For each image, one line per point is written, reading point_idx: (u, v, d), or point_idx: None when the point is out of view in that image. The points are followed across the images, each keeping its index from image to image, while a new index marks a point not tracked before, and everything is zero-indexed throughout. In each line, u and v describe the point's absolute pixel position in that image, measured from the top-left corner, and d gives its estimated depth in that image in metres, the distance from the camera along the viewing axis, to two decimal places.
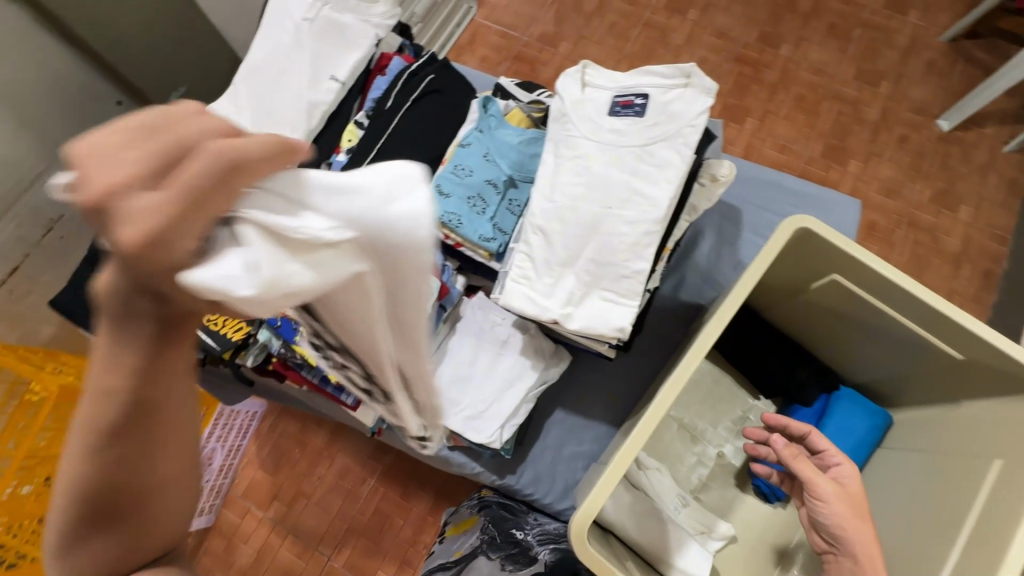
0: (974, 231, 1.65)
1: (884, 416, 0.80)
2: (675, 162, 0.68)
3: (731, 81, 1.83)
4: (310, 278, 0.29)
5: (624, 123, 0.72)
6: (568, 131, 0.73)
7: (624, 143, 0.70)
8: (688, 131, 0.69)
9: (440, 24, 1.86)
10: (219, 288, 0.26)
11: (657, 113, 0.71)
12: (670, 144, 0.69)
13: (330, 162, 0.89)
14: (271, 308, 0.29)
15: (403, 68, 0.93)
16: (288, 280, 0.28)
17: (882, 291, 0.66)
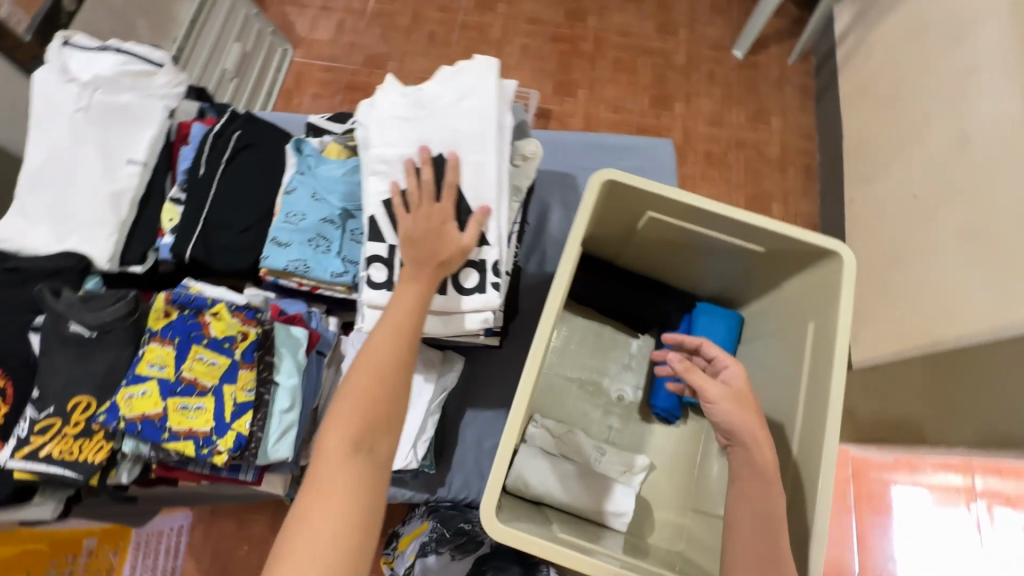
0: (787, 136, 1.90)
1: (735, 313, 0.91)
2: (480, 126, 0.71)
3: (555, 60, 1.95)
4: (457, 69, 0.74)
5: (423, 104, 0.73)
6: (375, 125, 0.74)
7: (431, 122, 0.72)
8: (481, 92, 0.72)
9: (258, 72, 1.82)
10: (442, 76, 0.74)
11: (450, 87, 0.73)
12: (472, 110, 0.72)
13: (157, 247, 0.84)
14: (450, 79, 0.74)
15: (206, 131, 0.90)
16: (452, 71, 0.74)
17: (687, 215, 0.75)
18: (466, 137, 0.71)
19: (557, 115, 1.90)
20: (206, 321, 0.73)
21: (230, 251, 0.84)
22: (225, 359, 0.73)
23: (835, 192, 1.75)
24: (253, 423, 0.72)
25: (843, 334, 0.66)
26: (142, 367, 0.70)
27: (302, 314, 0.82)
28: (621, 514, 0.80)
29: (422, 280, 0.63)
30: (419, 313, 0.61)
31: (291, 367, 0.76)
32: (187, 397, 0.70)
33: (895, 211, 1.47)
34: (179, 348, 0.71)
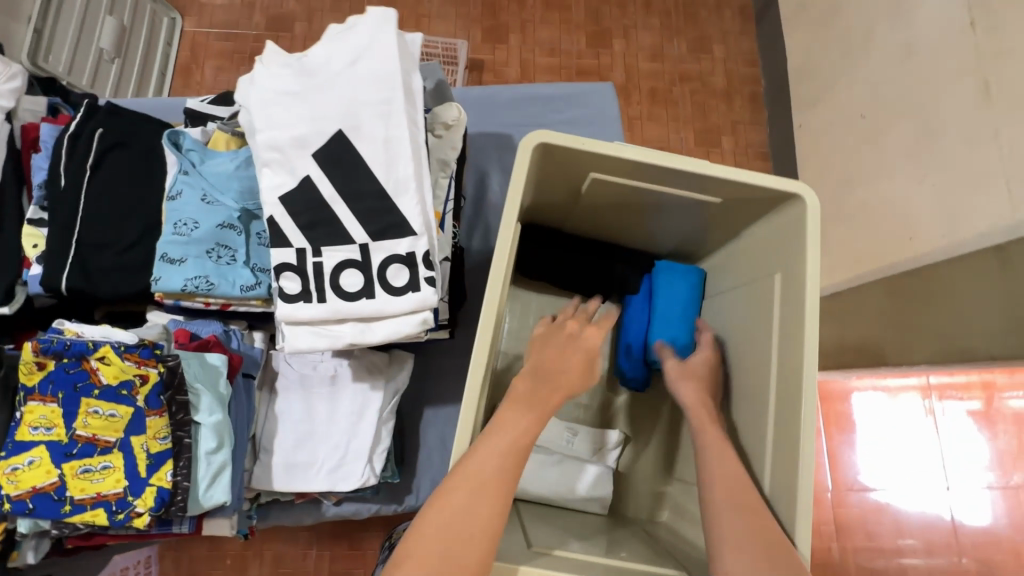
0: (731, 64, 1.81)
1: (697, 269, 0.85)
2: (386, 95, 0.60)
3: (479, 3, 1.78)
4: (349, 27, 0.61)
5: (315, 74, 0.61)
6: (259, 105, 0.61)
7: (325, 96, 0.60)
8: (382, 52, 0.60)
9: (143, 50, 1.58)
10: (332, 36, 0.61)
11: (344, 50, 0.61)
12: (373, 75, 0.60)
13: (25, 280, 0.71)
14: (342, 39, 0.61)
15: (59, 132, 0.74)
16: (343, 28, 0.61)
17: (634, 171, 0.66)
18: (369, 111, 0.60)
19: (490, 65, 1.74)
20: (92, 368, 0.60)
21: (116, 275, 0.72)
22: (127, 408, 0.61)
23: (783, 119, 1.70)
24: (176, 473, 0.63)
25: (812, 284, 0.61)
26: (25, 432, 0.59)
27: (218, 336, 0.72)
28: (596, 496, 0.77)
29: (537, 407, 0.56)
30: (512, 455, 0.52)
31: (213, 403, 0.65)
32: (87, 459, 0.60)
33: (845, 132, 1.42)
34: (66, 404, 0.60)
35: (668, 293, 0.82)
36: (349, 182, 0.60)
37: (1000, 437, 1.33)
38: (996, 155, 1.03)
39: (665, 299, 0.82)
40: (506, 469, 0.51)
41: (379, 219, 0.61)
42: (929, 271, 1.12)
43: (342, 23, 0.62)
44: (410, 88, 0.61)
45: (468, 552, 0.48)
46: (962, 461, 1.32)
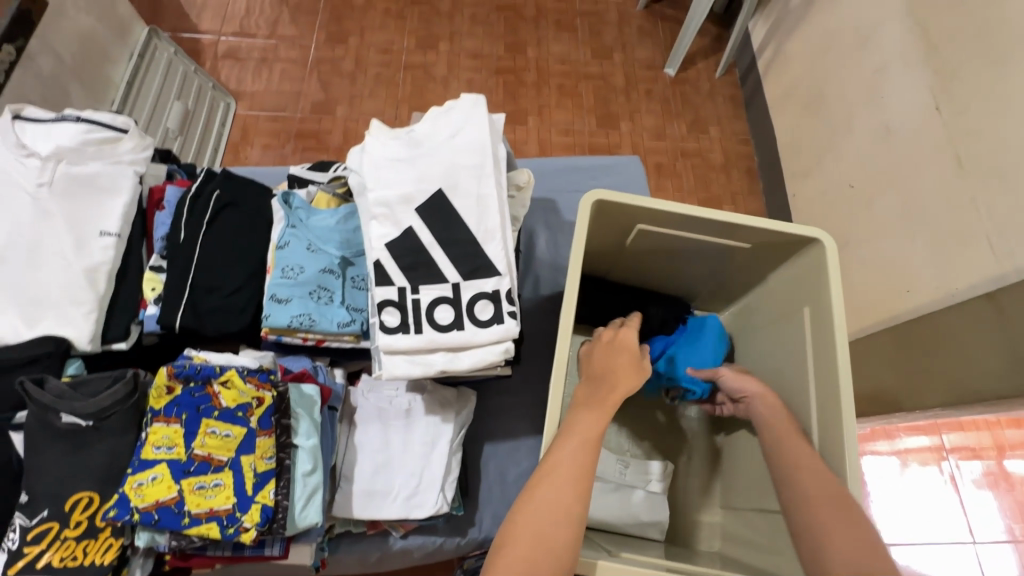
0: (726, 142, 2.03)
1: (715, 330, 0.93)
2: (479, 161, 0.73)
3: (501, 91, 2.02)
4: (447, 108, 0.75)
5: (418, 144, 0.74)
6: (372, 168, 0.73)
7: (428, 161, 0.73)
8: (475, 127, 0.73)
9: (203, 128, 1.77)
10: (432, 115, 0.75)
11: (443, 126, 0.74)
12: (469, 145, 0.73)
13: (140, 319, 0.79)
14: (442, 117, 0.75)
15: (181, 194, 0.86)
16: (442, 109, 0.76)
17: (680, 223, 0.79)
18: (464, 173, 0.72)
19: (512, 143, 1.95)
20: (216, 392, 0.68)
21: (223, 315, 0.81)
22: (240, 429, 0.68)
23: (777, 189, 1.88)
24: (277, 492, 0.68)
25: (839, 316, 0.71)
26: (150, 451, 0.65)
27: (309, 370, 0.80)
28: (651, 522, 0.83)
29: (598, 407, 0.62)
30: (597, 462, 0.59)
31: (309, 427, 0.72)
32: (203, 476, 0.65)
33: (836, 200, 1.60)
34: (188, 425, 0.67)
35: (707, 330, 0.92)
36: (445, 231, 0.72)
37: (1016, 490, 1.42)
38: (976, 216, 1.18)
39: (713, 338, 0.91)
40: (583, 460, 0.58)
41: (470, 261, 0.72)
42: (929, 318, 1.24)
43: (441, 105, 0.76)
44: (497, 156, 0.74)
45: (555, 536, 0.55)
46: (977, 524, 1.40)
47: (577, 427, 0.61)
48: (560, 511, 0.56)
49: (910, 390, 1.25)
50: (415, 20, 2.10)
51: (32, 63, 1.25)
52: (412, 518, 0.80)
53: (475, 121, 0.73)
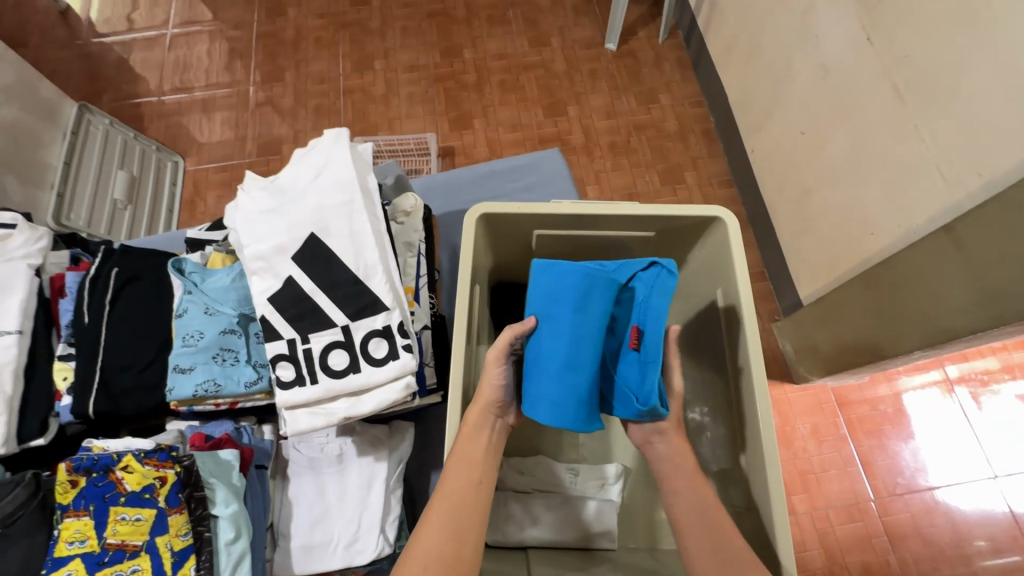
0: (679, 108, 1.96)
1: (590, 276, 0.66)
2: (346, 194, 0.71)
3: (442, 99, 1.98)
4: (309, 149, 0.75)
5: (285, 189, 0.73)
6: (242, 221, 0.72)
7: (295, 204, 0.71)
8: (336, 160, 0.72)
9: (153, 192, 1.74)
10: (296, 158, 0.75)
11: (307, 165, 0.73)
12: (333, 179, 0.71)
13: (57, 411, 0.80)
14: (305, 158, 0.74)
15: (81, 278, 0.85)
16: (305, 151, 0.75)
17: (573, 222, 0.76)
18: (335, 213, 0.70)
19: (461, 150, 1.91)
20: (118, 478, 0.67)
21: (136, 393, 0.80)
22: (150, 511, 0.67)
23: (736, 148, 1.81)
24: (198, 568, 0.67)
25: (746, 293, 0.69)
26: (62, 548, 0.65)
27: (230, 434, 0.79)
28: (607, 531, 0.78)
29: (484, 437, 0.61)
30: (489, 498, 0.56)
31: (227, 494, 0.71)
32: (118, 564, 0.65)
33: (790, 150, 1.52)
34: (97, 515, 0.66)
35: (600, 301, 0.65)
36: (326, 275, 0.70)
37: None
38: (921, 148, 1.10)
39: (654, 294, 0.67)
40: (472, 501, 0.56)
41: (357, 301, 0.70)
42: (892, 259, 1.16)
43: (304, 147, 0.76)
44: (366, 186, 0.73)
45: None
46: (1007, 448, 1.36)
47: (467, 464, 0.59)
48: (449, 549, 0.54)
49: (889, 338, 1.17)
50: (347, 44, 2.07)
51: None
52: (357, 565, 0.78)
53: (335, 155, 0.72)
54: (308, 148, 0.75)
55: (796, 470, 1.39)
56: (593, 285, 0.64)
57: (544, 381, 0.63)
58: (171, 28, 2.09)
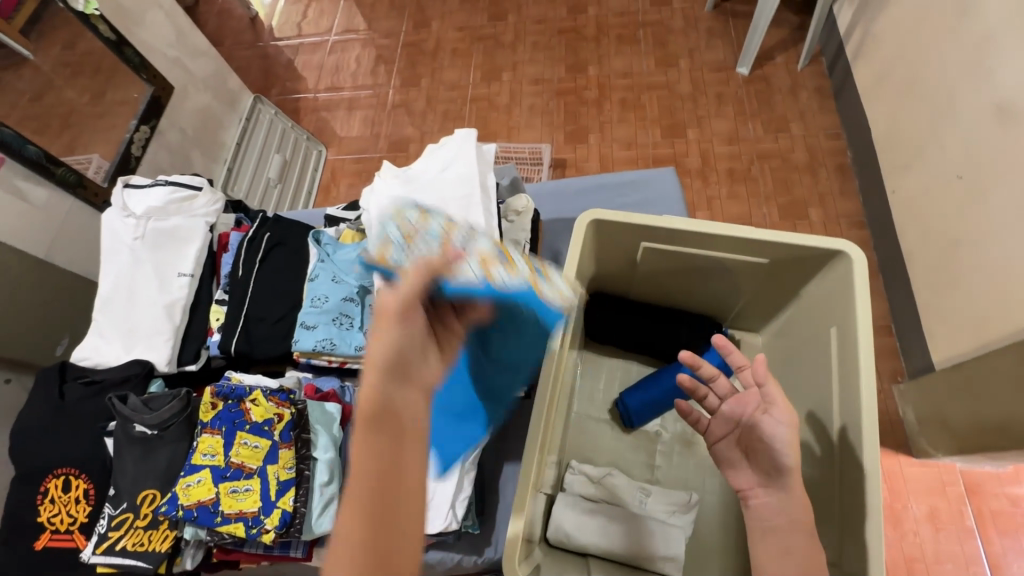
0: (811, 139, 1.84)
1: None
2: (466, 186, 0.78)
3: (562, 112, 2.04)
4: (439, 145, 0.84)
5: (413, 176, 0.82)
6: (373, 200, 0.82)
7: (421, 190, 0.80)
8: (461, 155, 0.80)
9: (299, 177, 1.95)
10: (427, 152, 0.85)
11: (436, 159, 0.82)
12: (457, 171, 0.79)
13: (207, 345, 0.94)
14: (434, 152, 0.84)
15: (241, 238, 1.01)
16: (436, 147, 0.85)
17: (683, 239, 0.77)
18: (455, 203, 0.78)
19: (573, 162, 1.94)
20: (247, 408, 0.79)
21: (267, 341, 0.92)
22: (266, 441, 0.78)
23: (874, 187, 1.65)
24: (296, 500, 0.75)
25: (864, 334, 0.65)
26: (197, 458, 0.77)
27: (335, 390, 0.88)
28: (673, 557, 0.75)
29: None
30: None
31: (327, 442, 0.80)
32: (236, 480, 0.75)
33: (941, 194, 1.35)
34: (226, 436, 0.78)
35: None
36: None
37: None
38: None
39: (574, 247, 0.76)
40: None
41: None
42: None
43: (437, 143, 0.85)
44: (485, 182, 0.80)
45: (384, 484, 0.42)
46: None
47: None
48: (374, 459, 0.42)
49: None
50: (481, 55, 2.21)
51: (161, 137, 1.45)
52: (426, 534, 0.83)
53: (461, 151, 0.80)
54: (440, 144, 0.85)
55: (903, 555, 1.23)
56: None
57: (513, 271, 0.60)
58: (333, 35, 2.37)
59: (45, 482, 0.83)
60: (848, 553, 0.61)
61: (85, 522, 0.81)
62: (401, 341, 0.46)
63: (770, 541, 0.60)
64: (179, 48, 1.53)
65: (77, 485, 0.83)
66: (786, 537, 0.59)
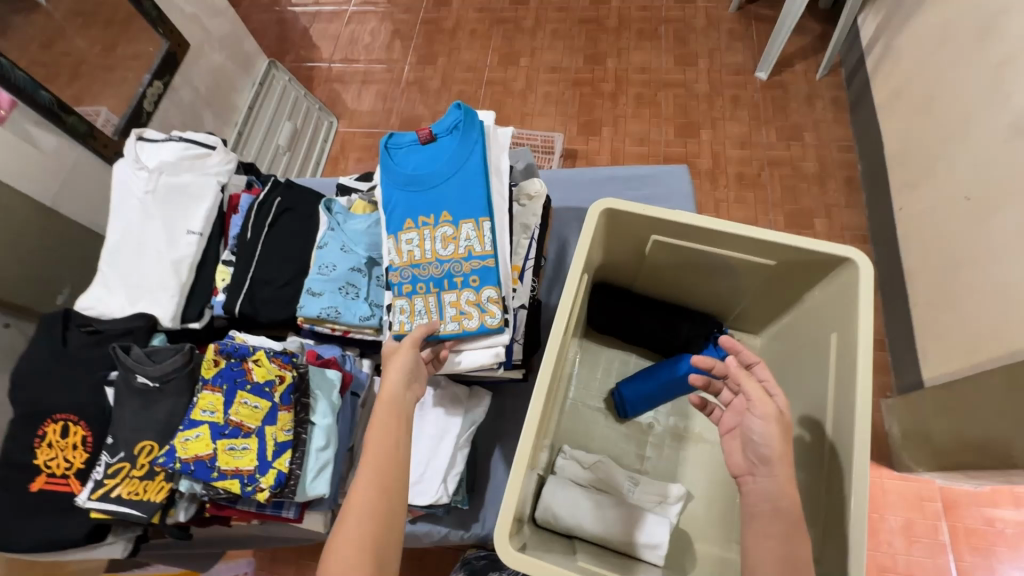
0: (822, 150, 1.84)
1: (390, 223, 0.79)
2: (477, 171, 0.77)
3: (577, 103, 2.03)
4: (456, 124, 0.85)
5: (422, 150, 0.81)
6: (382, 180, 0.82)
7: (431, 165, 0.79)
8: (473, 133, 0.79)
9: (308, 146, 1.93)
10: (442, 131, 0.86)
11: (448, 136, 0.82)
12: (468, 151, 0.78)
13: (211, 304, 0.95)
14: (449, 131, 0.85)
15: (252, 201, 1.01)
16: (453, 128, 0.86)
17: (692, 236, 0.78)
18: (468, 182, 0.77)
19: (584, 155, 1.94)
20: (249, 367, 0.79)
21: (271, 304, 0.92)
22: (267, 402, 0.78)
23: (881, 202, 1.65)
24: (292, 461, 0.77)
25: (865, 342, 0.65)
26: (197, 413, 0.78)
27: (336, 357, 0.89)
28: (659, 547, 0.76)
29: None
30: None
31: (326, 407, 0.82)
32: (234, 438, 0.76)
33: (945, 214, 1.36)
34: (227, 394, 0.79)
35: (395, 224, 0.79)
36: None
37: None
38: None
39: (445, 122, 0.81)
40: None
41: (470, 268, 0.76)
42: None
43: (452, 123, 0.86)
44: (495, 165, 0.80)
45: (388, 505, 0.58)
46: None
47: None
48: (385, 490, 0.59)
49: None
50: (499, 39, 2.19)
51: (174, 94, 1.44)
52: (416, 505, 0.85)
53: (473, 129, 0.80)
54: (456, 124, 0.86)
55: (876, 563, 1.26)
56: (400, 196, 0.79)
57: (451, 204, 0.76)
58: (351, 6, 2.34)
59: (44, 425, 0.84)
60: (833, 550, 0.63)
61: (81, 469, 0.82)
62: (410, 364, 0.68)
63: (756, 530, 0.62)
64: (197, 5, 1.50)
65: (75, 432, 0.83)
66: (769, 525, 0.62)
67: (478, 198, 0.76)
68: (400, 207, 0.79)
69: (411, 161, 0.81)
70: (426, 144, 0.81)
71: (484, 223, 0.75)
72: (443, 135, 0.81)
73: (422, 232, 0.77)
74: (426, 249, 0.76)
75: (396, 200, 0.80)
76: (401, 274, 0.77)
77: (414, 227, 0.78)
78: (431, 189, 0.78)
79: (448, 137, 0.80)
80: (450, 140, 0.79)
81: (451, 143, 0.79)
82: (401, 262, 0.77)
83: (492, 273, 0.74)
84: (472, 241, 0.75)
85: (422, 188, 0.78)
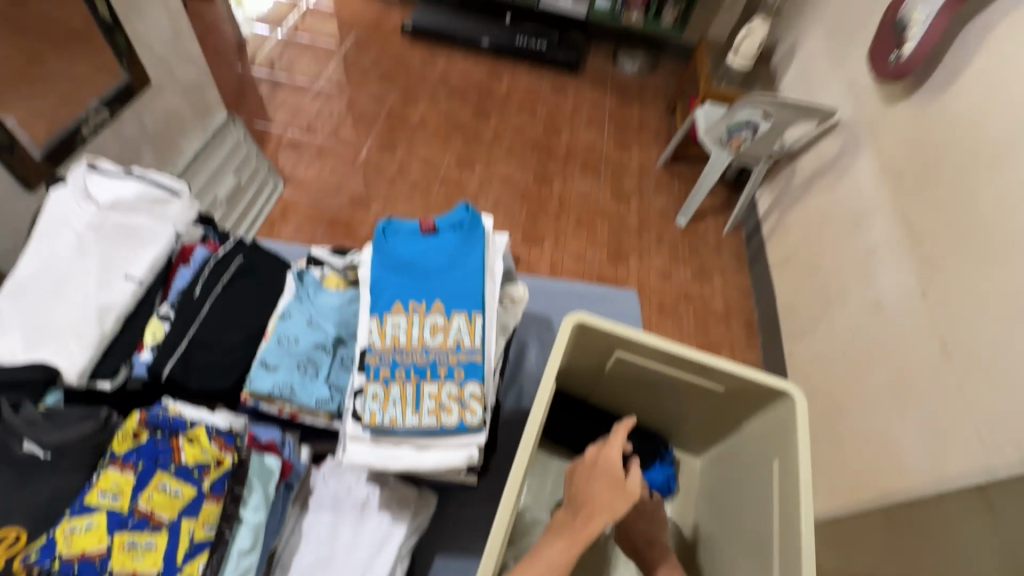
0: (728, 294, 2.10)
1: (377, 303, 0.77)
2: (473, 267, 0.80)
3: (523, 213, 2.16)
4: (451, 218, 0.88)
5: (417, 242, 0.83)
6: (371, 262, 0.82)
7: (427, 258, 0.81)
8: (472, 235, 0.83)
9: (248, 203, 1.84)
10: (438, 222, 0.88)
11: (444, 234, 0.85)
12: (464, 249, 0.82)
13: (132, 362, 0.82)
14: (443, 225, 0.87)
15: (207, 256, 0.93)
16: None
17: (650, 356, 0.84)
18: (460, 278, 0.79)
19: (525, 262, 2.03)
20: (179, 445, 0.69)
21: (209, 372, 0.83)
22: (191, 489, 0.67)
23: (774, 347, 1.88)
24: (207, 566, 0.65)
25: (806, 476, 0.70)
26: (93, 497, 0.64)
27: (276, 441, 0.79)
28: None
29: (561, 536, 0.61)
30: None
31: (260, 500, 0.71)
32: (137, 533, 0.63)
33: (827, 367, 1.55)
34: (141, 475, 0.66)
35: (382, 305, 0.77)
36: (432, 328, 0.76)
37: None
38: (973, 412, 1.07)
39: (448, 218, 0.85)
40: None
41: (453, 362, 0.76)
42: (906, 507, 1.13)
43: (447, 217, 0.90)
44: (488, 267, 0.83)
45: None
46: None
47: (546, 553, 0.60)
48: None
49: None
50: (458, 141, 2.28)
51: (118, 125, 1.34)
52: None
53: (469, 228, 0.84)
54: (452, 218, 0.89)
55: None
56: (391, 279, 0.79)
57: (445, 294, 0.77)
58: (318, 82, 2.37)
59: None
60: None
61: None
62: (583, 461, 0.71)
63: None
64: (169, 48, 1.44)
65: None
66: None
67: (474, 295, 0.78)
68: (391, 290, 0.78)
69: (407, 246, 0.82)
70: (425, 234, 0.83)
71: (476, 319, 0.76)
72: (445, 230, 0.83)
73: (410, 317, 0.76)
74: (413, 336, 0.75)
75: (386, 283, 0.78)
76: (381, 357, 0.74)
77: (402, 311, 0.76)
78: (426, 278, 0.79)
79: (449, 233, 0.83)
80: (450, 234, 0.83)
81: (452, 238, 0.82)
82: (382, 346, 0.74)
83: (478, 372, 0.74)
84: (462, 335, 0.75)
85: (416, 275, 0.79)
